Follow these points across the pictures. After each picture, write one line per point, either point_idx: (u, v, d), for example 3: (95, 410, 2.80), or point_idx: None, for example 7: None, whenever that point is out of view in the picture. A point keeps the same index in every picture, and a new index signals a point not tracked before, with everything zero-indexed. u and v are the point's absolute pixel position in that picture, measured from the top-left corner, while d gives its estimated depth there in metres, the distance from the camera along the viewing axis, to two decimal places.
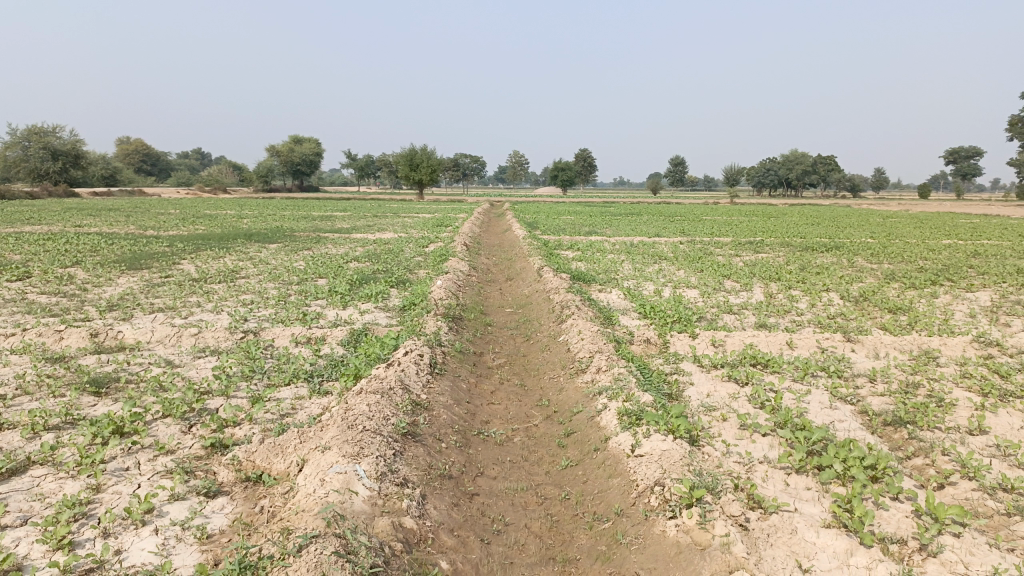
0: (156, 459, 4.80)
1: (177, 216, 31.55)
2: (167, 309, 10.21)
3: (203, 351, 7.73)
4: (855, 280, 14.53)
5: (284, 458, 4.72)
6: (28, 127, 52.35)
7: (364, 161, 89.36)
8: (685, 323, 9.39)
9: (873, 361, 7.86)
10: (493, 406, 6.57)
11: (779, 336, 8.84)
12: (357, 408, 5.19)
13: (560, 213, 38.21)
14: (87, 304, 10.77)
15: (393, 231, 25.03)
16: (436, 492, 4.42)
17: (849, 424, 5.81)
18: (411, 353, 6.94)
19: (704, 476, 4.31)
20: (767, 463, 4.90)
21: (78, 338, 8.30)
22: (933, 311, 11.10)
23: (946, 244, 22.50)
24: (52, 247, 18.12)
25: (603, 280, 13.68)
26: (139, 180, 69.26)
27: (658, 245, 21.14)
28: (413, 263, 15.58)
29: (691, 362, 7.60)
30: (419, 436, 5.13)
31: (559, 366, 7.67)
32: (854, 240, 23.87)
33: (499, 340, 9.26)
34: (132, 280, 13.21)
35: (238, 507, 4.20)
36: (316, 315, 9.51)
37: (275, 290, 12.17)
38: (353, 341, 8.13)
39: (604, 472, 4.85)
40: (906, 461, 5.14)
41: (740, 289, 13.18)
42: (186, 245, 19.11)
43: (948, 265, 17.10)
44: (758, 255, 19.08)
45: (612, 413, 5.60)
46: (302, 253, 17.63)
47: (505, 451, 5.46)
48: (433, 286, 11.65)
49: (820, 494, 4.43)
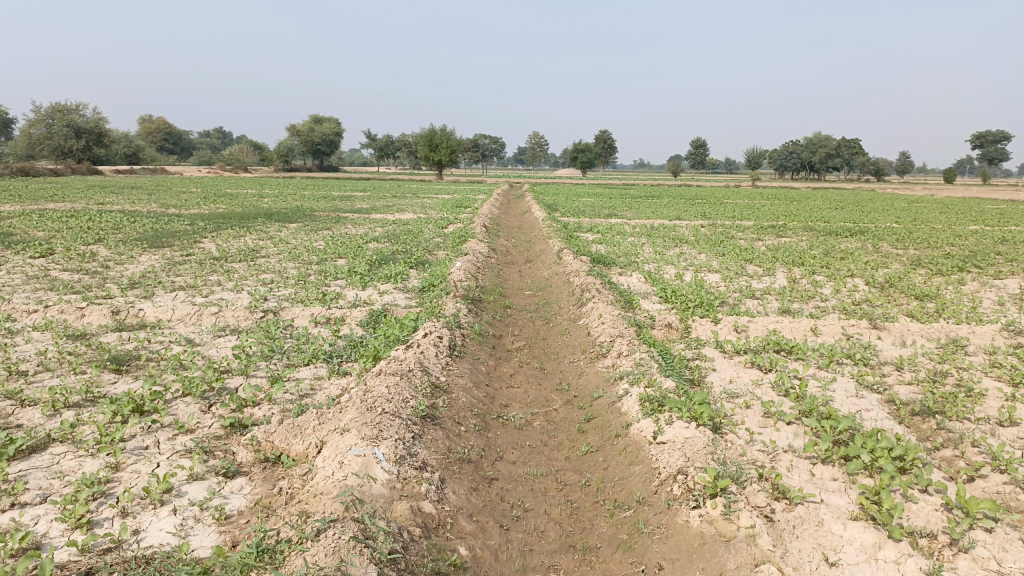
0: (175, 438, 4.79)
1: (198, 194, 31.69)
2: (188, 288, 10.23)
3: (223, 330, 7.73)
4: (880, 265, 14.28)
5: (303, 439, 4.69)
6: (51, 104, 52.69)
7: (384, 141, 89.26)
8: (707, 308, 9.26)
9: (900, 349, 7.72)
10: (513, 389, 6.51)
11: (803, 321, 8.71)
12: (376, 391, 5.14)
13: (580, 195, 37.92)
14: (109, 281, 10.82)
15: (413, 212, 24.97)
16: (455, 476, 4.37)
17: (876, 413, 5.70)
18: (431, 335, 6.89)
19: (728, 465, 4.23)
20: (791, 452, 4.82)
21: (99, 316, 8.33)
22: (961, 298, 10.90)
23: (973, 230, 22.11)
24: (74, 224, 18.23)
25: (624, 263, 13.54)
26: (161, 159, 69.67)
27: (679, 228, 20.92)
28: (433, 244, 15.51)
29: (713, 347, 7.50)
30: (439, 419, 5.09)
31: (579, 350, 7.59)
32: (880, 224, 23.49)
33: (519, 323, 9.19)
34: (153, 258, 13.26)
35: (256, 488, 4.18)
36: (336, 295, 9.49)
37: (295, 269, 12.15)
38: (372, 322, 8.09)
39: (625, 459, 4.78)
40: (935, 452, 5.03)
41: (763, 274, 13.00)
42: (207, 224, 19.16)
43: (976, 252, 16.77)
44: (782, 239, 18.83)
45: (634, 399, 5.52)
46: (322, 233, 17.62)
47: (524, 435, 5.41)
48: (453, 267, 11.59)
49: (847, 485, 4.34)
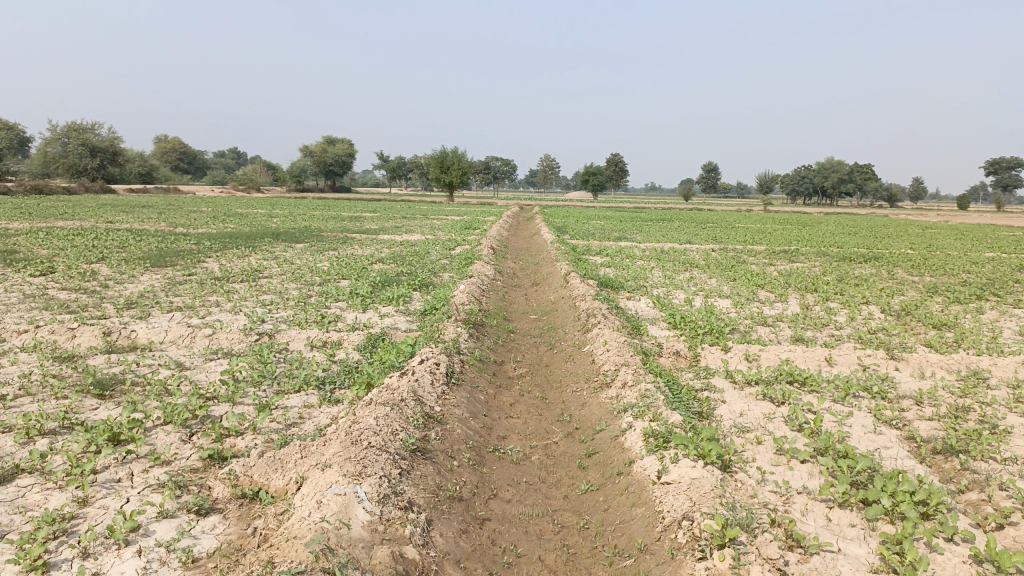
0: (149, 471, 4.52)
1: (207, 214, 31.64)
2: (185, 308, 10.01)
3: (215, 353, 7.48)
4: (896, 292, 13.95)
5: (283, 474, 4.42)
6: (67, 123, 53.16)
7: (396, 162, 89.55)
8: (716, 335, 8.96)
9: (919, 382, 7.38)
10: (512, 420, 6.22)
11: (817, 351, 8.38)
12: (364, 421, 4.86)
13: (591, 218, 37.72)
14: (106, 301, 10.63)
15: (421, 233, 24.81)
16: (443, 516, 4.08)
17: (896, 451, 5.36)
18: (427, 361, 6.61)
19: (738, 511, 3.91)
20: (806, 494, 4.50)
21: (90, 337, 8.10)
22: (981, 328, 10.54)
23: (989, 257, 21.70)
24: (80, 242, 18.13)
25: (633, 288, 13.25)
26: (175, 178, 70.06)
27: (690, 252, 20.63)
28: (438, 266, 15.27)
29: (723, 377, 7.19)
30: (430, 453, 4.79)
31: (583, 379, 7.29)
32: (894, 251, 23.10)
33: (522, 349, 8.89)
34: (154, 277, 13.09)
35: (229, 529, 3.89)
36: (335, 317, 9.25)
37: (297, 290, 11.93)
38: (370, 346, 7.83)
39: (627, 500, 4.47)
40: (960, 495, 4.69)
41: (775, 300, 12.71)
42: (212, 243, 19.02)
43: (993, 279, 16.38)
44: (794, 265, 18.46)
45: (637, 433, 5.21)
46: (328, 254, 17.45)
47: (521, 471, 5.11)
48: (457, 290, 11.34)
49: (866, 533, 4.03)
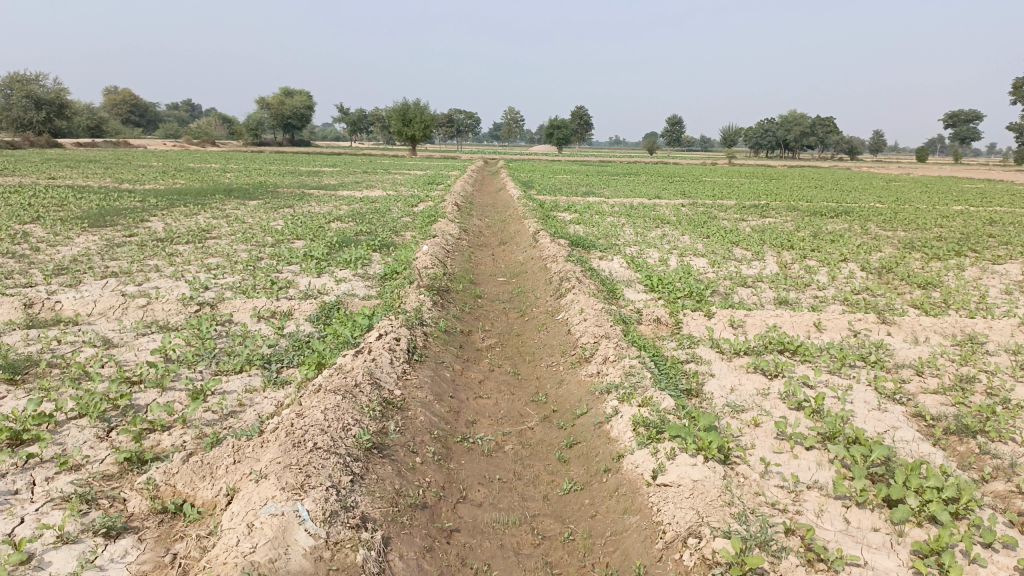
0: (54, 479, 3.80)
1: (158, 169, 30.08)
2: (121, 274, 9.14)
3: (149, 327, 6.70)
4: (873, 249, 13.53)
5: (212, 483, 3.73)
6: (9, 75, 50.45)
7: (357, 114, 87.11)
8: (698, 298, 8.40)
9: (916, 349, 6.88)
10: (482, 401, 5.60)
11: (805, 315, 7.84)
12: (311, 415, 4.17)
13: (556, 172, 36.86)
14: (34, 266, 9.67)
15: (382, 189, 23.85)
16: (403, 532, 3.44)
17: (906, 433, 4.86)
18: (386, 337, 5.90)
19: (752, 524, 3.33)
20: (818, 490, 3.96)
21: (9, 310, 7.22)
22: (966, 286, 10.13)
23: (958, 211, 21.48)
24: (16, 201, 16.87)
25: (604, 246, 12.62)
26: (126, 132, 67.23)
27: (660, 208, 20.04)
28: (400, 225, 14.49)
29: (709, 347, 6.64)
30: (387, 450, 4.14)
31: (558, 353, 6.64)
32: (865, 205, 22.72)
33: (490, 317, 8.23)
34: (92, 239, 12.10)
35: (143, 556, 3.21)
36: (286, 283, 8.47)
37: (246, 252, 11.09)
38: (323, 316, 7.12)
39: (617, 505, 3.88)
40: (985, 485, 4.19)
41: (752, 257, 12.22)
42: (159, 201, 17.90)
43: (967, 233, 16.09)
44: (766, 220, 18.02)
45: (625, 422, 4.60)
46: (283, 211, 16.53)
47: (494, 465, 4.50)
48: (420, 251, 10.60)
49: (891, 539, 3.51)
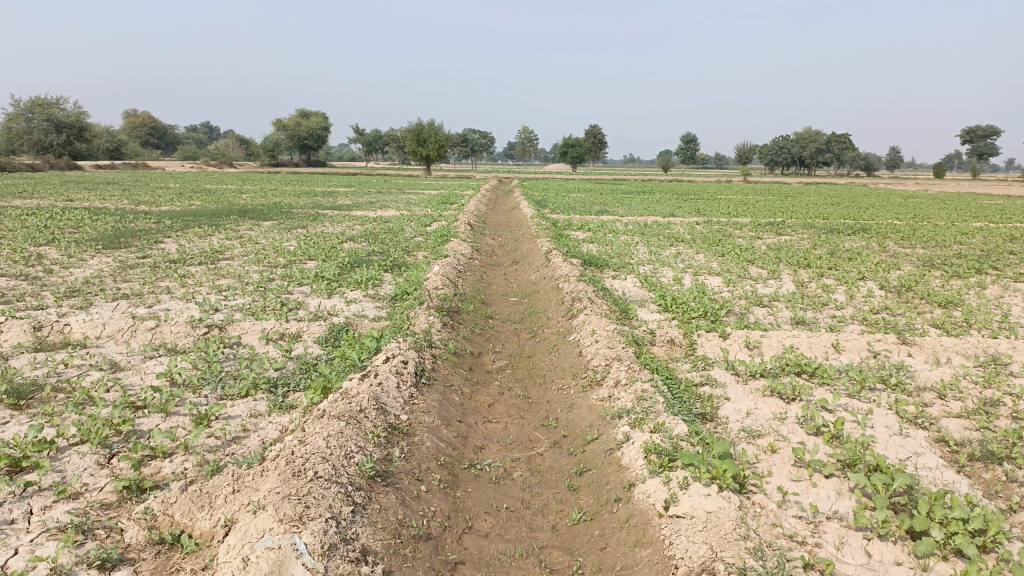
0: (51, 509, 3.71)
1: (175, 190, 30.39)
2: (133, 296, 9.12)
3: (156, 350, 6.64)
4: (892, 266, 13.32)
5: (210, 513, 3.64)
6: (31, 99, 51.28)
7: (372, 135, 87.80)
8: (712, 318, 8.26)
9: (937, 370, 6.70)
10: (491, 426, 5.48)
11: (822, 335, 7.66)
12: (313, 443, 4.07)
13: (571, 190, 36.88)
14: (47, 288, 9.68)
15: (396, 208, 23.90)
16: (406, 566, 3.32)
17: (929, 460, 4.69)
18: (393, 360, 5.80)
19: (769, 559, 3.18)
20: (838, 521, 3.81)
21: (18, 333, 7.20)
22: (988, 305, 9.91)
23: (978, 227, 21.20)
24: (33, 223, 17.02)
25: (618, 265, 12.51)
26: (146, 154, 68.03)
27: (674, 226, 19.91)
28: (413, 244, 14.46)
29: (724, 369, 6.49)
30: (391, 478, 4.03)
31: (570, 375, 6.52)
32: (883, 222, 22.47)
33: (501, 338, 8.14)
34: (105, 261, 12.14)
35: None
36: (296, 305, 8.41)
37: (258, 273, 11.07)
38: (332, 338, 7.05)
39: (628, 537, 3.75)
40: (1013, 515, 4.01)
41: (768, 276, 12.06)
42: (174, 222, 17.99)
43: (987, 250, 15.83)
44: (782, 238, 17.85)
45: (636, 448, 4.48)
46: (296, 232, 16.56)
47: (502, 494, 4.37)
48: (431, 271, 10.54)
49: (915, 573, 3.35)
